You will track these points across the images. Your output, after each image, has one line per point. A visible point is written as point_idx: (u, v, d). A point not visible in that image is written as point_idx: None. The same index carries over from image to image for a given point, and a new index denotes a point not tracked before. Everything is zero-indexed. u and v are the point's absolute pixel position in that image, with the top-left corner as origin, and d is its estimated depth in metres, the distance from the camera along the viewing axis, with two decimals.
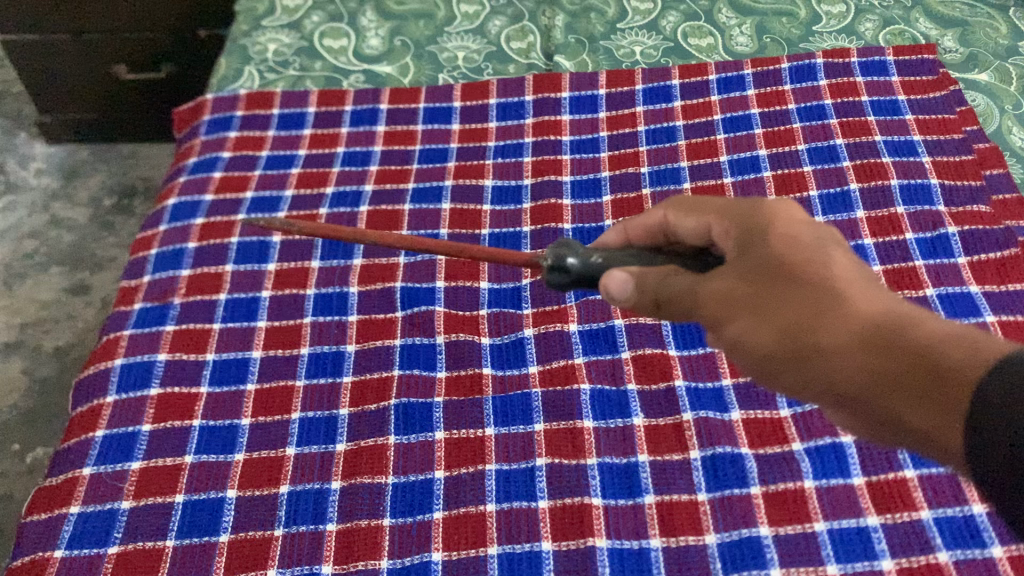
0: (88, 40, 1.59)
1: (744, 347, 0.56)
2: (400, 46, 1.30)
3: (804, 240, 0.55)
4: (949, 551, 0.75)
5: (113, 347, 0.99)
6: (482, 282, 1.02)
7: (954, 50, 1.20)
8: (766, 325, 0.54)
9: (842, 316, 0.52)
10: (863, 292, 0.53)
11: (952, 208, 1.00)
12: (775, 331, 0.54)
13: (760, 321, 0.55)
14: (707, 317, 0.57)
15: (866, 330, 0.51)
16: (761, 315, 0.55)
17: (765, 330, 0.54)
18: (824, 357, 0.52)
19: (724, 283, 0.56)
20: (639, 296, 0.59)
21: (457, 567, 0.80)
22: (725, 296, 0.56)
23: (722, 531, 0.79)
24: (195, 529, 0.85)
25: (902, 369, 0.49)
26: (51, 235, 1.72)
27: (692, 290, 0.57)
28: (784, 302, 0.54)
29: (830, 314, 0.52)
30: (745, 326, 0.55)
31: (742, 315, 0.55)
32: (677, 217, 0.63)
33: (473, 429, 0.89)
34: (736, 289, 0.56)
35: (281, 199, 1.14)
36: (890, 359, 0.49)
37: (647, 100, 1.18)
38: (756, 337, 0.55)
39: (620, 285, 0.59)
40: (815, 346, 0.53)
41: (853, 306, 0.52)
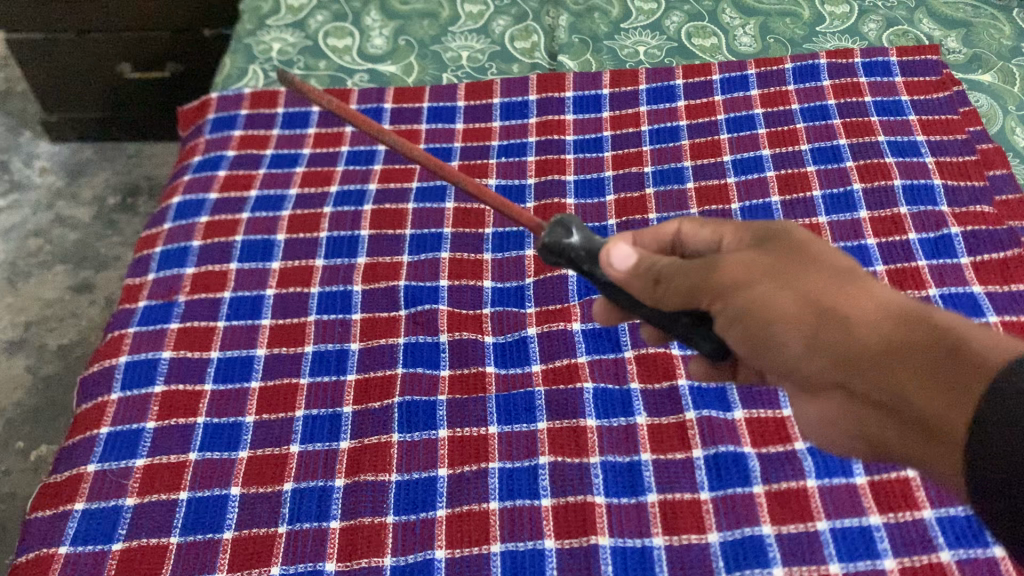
0: (94, 39, 1.60)
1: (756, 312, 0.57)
2: (404, 45, 1.30)
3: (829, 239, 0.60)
4: (951, 551, 0.75)
5: (117, 344, 1.00)
6: (485, 281, 1.03)
7: (957, 50, 1.20)
8: (787, 294, 0.57)
9: (862, 295, 0.56)
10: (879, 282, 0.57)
11: (956, 208, 1.00)
12: (797, 300, 0.57)
13: (783, 290, 0.57)
14: (726, 285, 0.58)
15: (886, 309, 0.55)
16: (785, 284, 0.57)
17: (788, 297, 0.57)
18: (844, 328, 0.56)
19: (748, 257, 0.59)
20: (640, 269, 0.60)
21: (461, 565, 0.80)
22: (751, 266, 0.58)
23: (725, 530, 0.79)
24: (200, 526, 0.85)
25: (917, 346, 0.53)
26: (55, 233, 1.73)
27: (710, 266, 0.58)
28: (809, 276, 0.58)
29: (853, 292, 0.56)
30: (769, 291, 0.57)
31: (766, 282, 0.57)
32: (690, 228, 0.67)
33: (476, 427, 0.89)
34: (760, 260, 0.59)
35: (286, 197, 1.14)
36: (908, 334, 0.53)
37: (651, 100, 1.18)
38: (776, 303, 0.57)
39: (622, 257, 0.60)
40: (834, 318, 0.56)
41: (873, 289, 0.56)
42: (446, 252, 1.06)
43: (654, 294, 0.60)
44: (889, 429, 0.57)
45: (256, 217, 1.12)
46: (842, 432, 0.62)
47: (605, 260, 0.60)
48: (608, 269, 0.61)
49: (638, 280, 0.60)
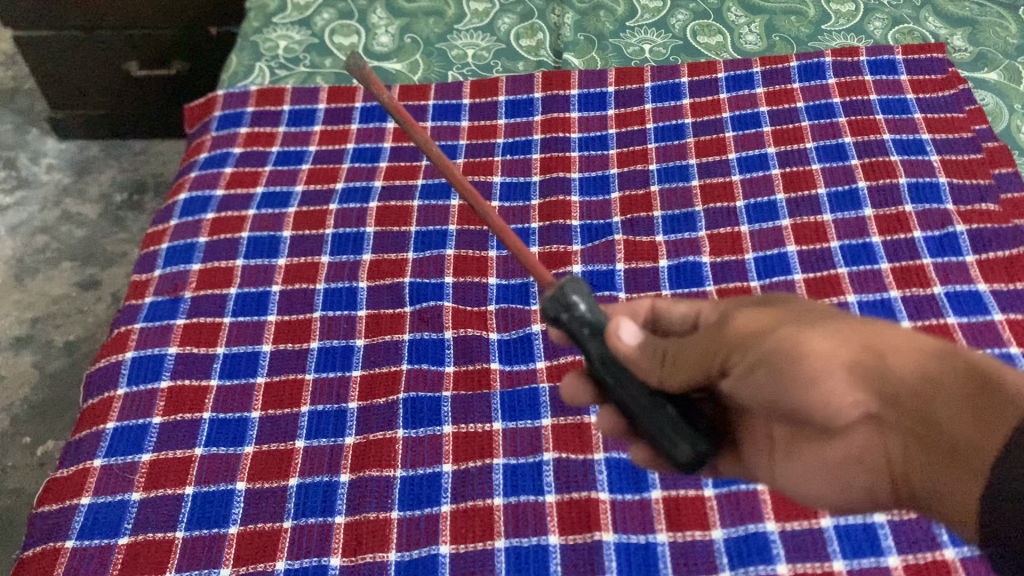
0: (100, 37, 1.61)
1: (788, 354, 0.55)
2: (410, 43, 1.30)
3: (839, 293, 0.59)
4: (955, 548, 0.75)
5: (124, 340, 1.00)
6: (490, 278, 1.03)
7: (963, 49, 1.20)
8: (813, 335, 0.55)
9: (890, 331, 0.54)
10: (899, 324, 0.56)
11: (961, 207, 1.00)
12: (823, 340, 0.55)
13: (808, 330, 0.55)
14: (743, 336, 0.57)
15: (916, 345, 0.53)
16: (809, 326, 0.56)
17: (815, 337, 0.55)
18: (879, 367, 0.53)
19: (759, 308, 0.58)
20: (648, 347, 0.58)
21: (466, 560, 0.80)
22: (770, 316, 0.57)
23: (729, 526, 0.79)
24: (205, 520, 0.85)
25: (953, 380, 0.51)
26: (61, 230, 1.73)
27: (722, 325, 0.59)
28: (829, 320, 0.56)
29: (881, 330, 0.55)
30: (793, 333, 0.55)
31: (786, 328, 0.56)
32: (666, 304, 0.68)
33: (481, 423, 0.89)
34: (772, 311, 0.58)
35: (292, 194, 1.14)
36: (943, 369, 0.52)
37: (657, 98, 1.18)
38: (805, 345, 0.55)
39: (631, 333, 0.58)
40: (864, 357, 0.54)
41: (898, 329, 0.55)
42: (451, 249, 1.06)
43: (661, 372, 0.58)
44: (915, 466, 0.55)
45: (262, 214, 1.12)
46: (852, 481, 0.59)
47: (612, 331, 0.58)
48: (613, 341, 0.58)
49: (645, 358, 0.58)
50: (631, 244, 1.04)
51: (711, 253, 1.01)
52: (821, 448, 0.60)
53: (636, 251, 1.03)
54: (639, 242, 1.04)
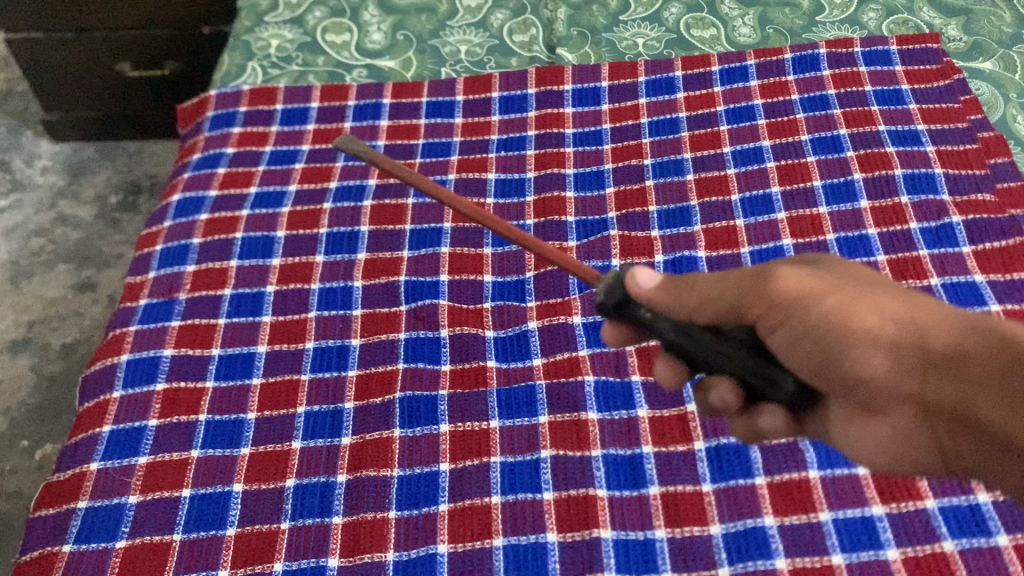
0: (92, 37, 1.60)
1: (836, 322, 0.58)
2: (403, 40, 1.30)
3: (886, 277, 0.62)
4: (954, 540, 0.75)
5: (119, 343, 1.00)
6: (486, 275, 1.03)
7: (958, 39, 1.20)
8: (857, 306, 0.59)
9: (933, 308, 0.58)
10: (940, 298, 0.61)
11: (957, 197, 0.99)
12: (867, 313, 0.58)
13: (855, 301, 0.59)
14: (787, 295, 0.59)
15: (953, 319, 0.57)
16: (857, 296, 0.59)
17: (857, 307, 0.58)
18: (918, 340, 0.57)
19: (810, 273, 0.61)
20: (669, 284, 0.61)
21: (464, 559, 0.80)
22: (811, 279, 0.60)
23: (728, 522, 0.79)
24: (202, 524, 0.85)
25: (986, 352, 0.54)
26: (57, 233, 1.73)
27: (764, 277, 0.60)
28: (872, 289, 0.59)
29: (920, 304, 0.58)
30: (838, 302, 0.59)
31: (833, 294, 0.59)
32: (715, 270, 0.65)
33: (478, 421, 0.89)
34: (820, 276, 0.60)
35: (285, 193, 1.14)
36: (977, 344, 0.55)
37: (650, 92, 1.18)
38: (851, 317, 0.58)
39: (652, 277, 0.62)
40: (906, 332, 0.57)
41: (940, 305, 0.58)
42: (446, 247, 1.06)
43: (690, 301, 0.61)
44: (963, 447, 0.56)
45: (256, 214, 1.12)
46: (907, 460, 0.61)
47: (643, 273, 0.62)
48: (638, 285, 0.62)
49: (669, 294, 0.61)
50: (627, 239, 1.03)
51: (706, 248, 1.00)
52: (875, 430, 0.62)
53: (632, 247, 1.02)
54: (634, 237, 1.03)
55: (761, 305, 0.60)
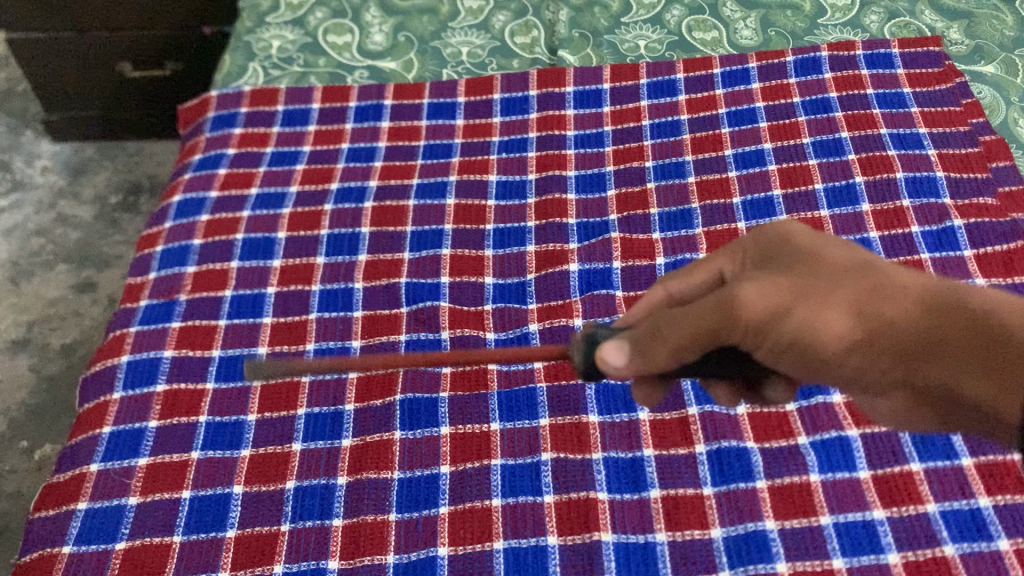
0: (93, 37, 1.60)
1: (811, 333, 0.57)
2: (404, 42, 1.30)
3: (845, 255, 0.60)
4: (955, 545, 0.75)
5: (119, 344, 1.00)
6: (487, 277, 1.03)
7: (960, 42, 1.20)
8: (827, 313, 0.57)
9: (899, 292, 0.57)
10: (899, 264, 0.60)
11: (959, 200, 0.99)
12: (839, 319, 0.57)
13: (824, 310, 0.57)
14: (758, 320, 0.56)
15: (919, 301, 0.57)
16: (824, 304, 0.57)
17: (827, 314, 0.57)
18: (892, 332, 0.57)
19: (773, 283, 0.58)
20: (636, 352, 0.59)
21: (464, 563, 0.80)
22: (778, 294, 0.57)
23: (729, 525, 0.79)
24: (202, 525, 0.85)
25: (959, 332, 0.55)
26: (57, 233, 1.73)
27: (731, 306, 0.56)
28: (838, 287, 0.58)
29: (886, 291, 0.57)
30: (808, 314, 0.57)
31: (801, 306, 0.57)
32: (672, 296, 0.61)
33: (478, 424, 0.89)
34: (783, 286, 0.58)
35: (286, 195, 1.14)
36: (947, 325, 0.56)
37: (651, 94, 1.18)
38: (824, 326, 0.57)
39: (616, 354, 0.60)
40: (880, 327, 0.57)
41: (904, 284, 0.58)
42: (447, 249, 1.05)
43: (664, 357, 0.58)
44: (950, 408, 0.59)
45: (256, 215, 1.12)
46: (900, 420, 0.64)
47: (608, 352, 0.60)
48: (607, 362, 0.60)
49: (641, 359, 0.59)
50: (628, 242, 1.03)
51: (708, 250, 1.00)
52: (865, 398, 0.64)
53: (633, 249, 1.02)
54: (635, 240, 1.03)
55: (738, 333, 0.57)
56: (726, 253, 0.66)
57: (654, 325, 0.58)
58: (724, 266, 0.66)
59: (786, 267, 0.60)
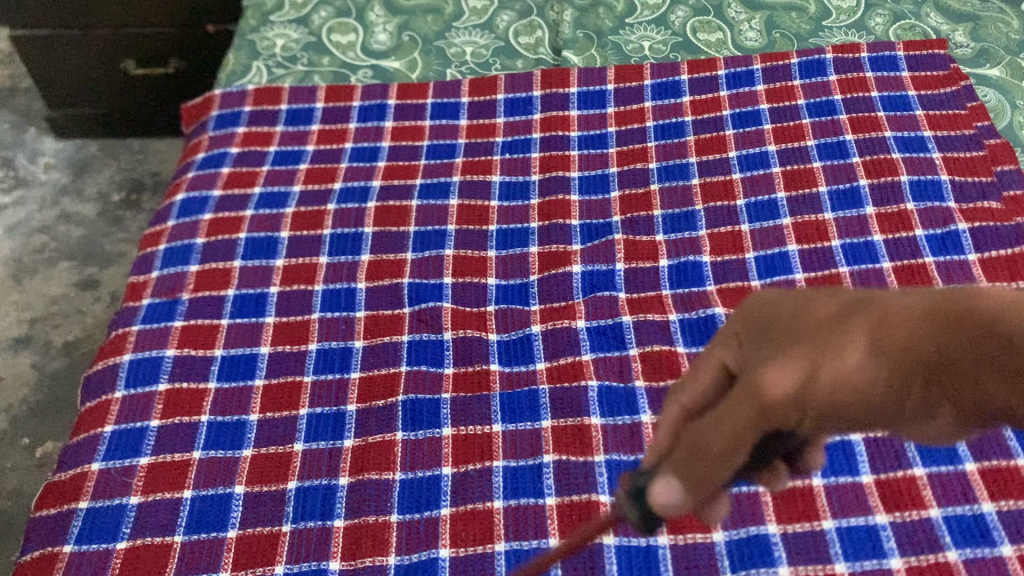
0: (97, 35, 1.60)
1: (845, 392, 0.48)
2: (408, 41, 1.29)
3: (834, 300, 0.53)
4: (958, 550, 0.74)
5: (122, 342, 1.00)
6: (490, 278, 1.02)
7: (965, 44, 1.19)
8: (853, 365, 0.48)
9: (905, 315, 0.50)
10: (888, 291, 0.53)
11: (963, 204, 0.99)
12: (865, 367, 0.49)
13: (848, 362, 0.49)
14: (792, 399, 0.47)
15: (925, 316, 0.50)
16: (845, 355, 0.49)
17: (854, 365, 0.49)
18: (915, 359, 0.49)
19: (787, 355, 0.49)
20: (684, 484, 0.50)
21: (465, 565, 0.80)
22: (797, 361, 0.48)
23: (731, 528, 0.79)
24: (203, 525, 0.85)
25: (971, 340, 0.49)
26: (60, 230, 1.73)
27: (759, 392, 0.47)
28: (851, 335, 0.50)
29: (891, 318, 0.50)
30: (837, 373, 0.48)
31: (824, 365, 0.48)
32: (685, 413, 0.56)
33: (481, 425, 0.89)
34: (797, 352, 0.49)
35: (289, 194, 1.14)
36: (957, 336, 0.50)
37: (656, 95, 1.18)
38: (855, 378, 0.48)
39: (666, 493, 0.51)
40: (903, 358, 0.49)
41: (904, 304, 0.51)
42: (450, 249, 1.05)
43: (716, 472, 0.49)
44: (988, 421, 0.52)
45: (260, 214, 1.12)
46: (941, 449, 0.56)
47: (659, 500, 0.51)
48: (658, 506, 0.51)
49: (693, 492, 0.50)
50: (631, 243, 1.03)
51: (712, 253, 1.00)
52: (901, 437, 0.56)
53: (636, 251, 1.02)
54: (639, 241, 1.03)
55: (777, 417, 0.47)
56: (718, 343, 0.57)
57: (687, 450, 0.49)
58: (721, 355, 0.56)
59: (786, 334, 0.52)
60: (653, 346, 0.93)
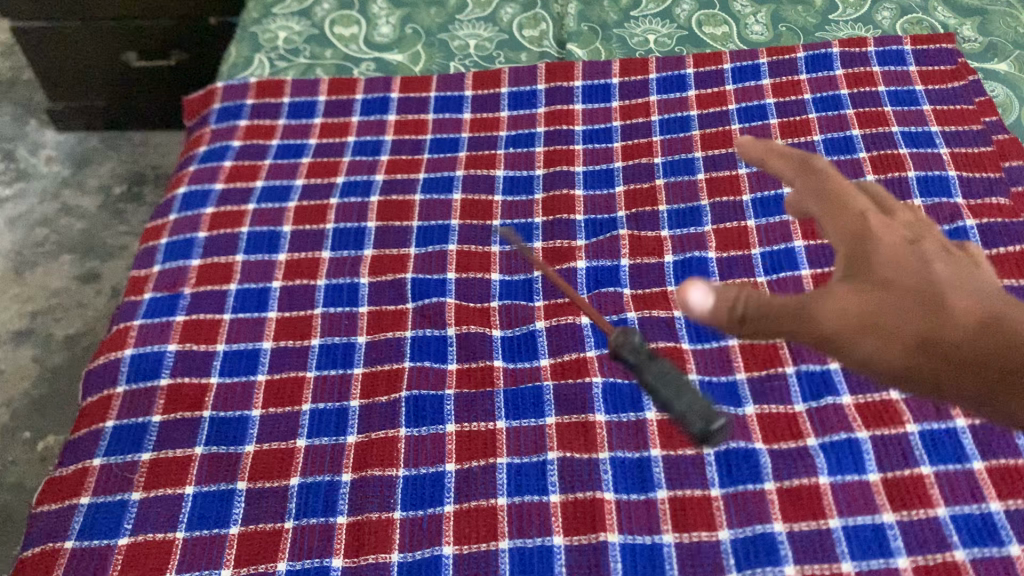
0: (98, 26, 1.59)
1: (874, 356, 0.54)
2: (411, 34, 1.29)
3: (912, 261, 0.56)
4: (966, 550, 0.74)
5: (123, 336, 0.99)
6: (493, 274, 1.02)
7: (973, 39, 1.18)
8: (894, 329, 0.53)
9: (955, 307, 0.53)
10: (968, 283, 0.55)
11: (971, 201, 0.98)
12: (905, 336, 0.53)
13: (891, 328, 0.53)
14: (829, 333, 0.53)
15: (971, 317, 0.53)
16: (892, 323, 0.53)
17: (891, 333, 0.53)
18: (946, 347, 0.53)
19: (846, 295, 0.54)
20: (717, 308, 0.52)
21: (468, 562, 0.79)
22: (847, 312, 0.53)
23: (736, 527, 0.78)
24: (205, 521, 0.84)
25: (997, 347, 0.53)
26: (61, 223, 1.72)
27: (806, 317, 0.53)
28: (904, 302, 0.54)
29: (945, 308, 0.53)
30: (876, 331, 0.53)
31: (869, 322, 0.53)
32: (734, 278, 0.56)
33: (484, 422, 0.88)
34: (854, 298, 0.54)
35: (291, 187, 1.13)
36: (984, 341, 0.53)
37: (661, 89, 1.17)
38: (889, 342, 0.53)
39: (703, 300, 0.52)
40: (937, 343, 0.53)
41: (960, 298, 0.54)
42: (453, 244, 1.05)
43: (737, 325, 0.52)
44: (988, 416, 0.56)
45: (262, 208, 1.11)
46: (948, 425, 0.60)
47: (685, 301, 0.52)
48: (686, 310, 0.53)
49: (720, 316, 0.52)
50: (636, 239, 1.02)
51: (717, 248, 0.99)
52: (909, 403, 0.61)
53: (641, 247, 1.01)
54: (643, 237, 1.02)
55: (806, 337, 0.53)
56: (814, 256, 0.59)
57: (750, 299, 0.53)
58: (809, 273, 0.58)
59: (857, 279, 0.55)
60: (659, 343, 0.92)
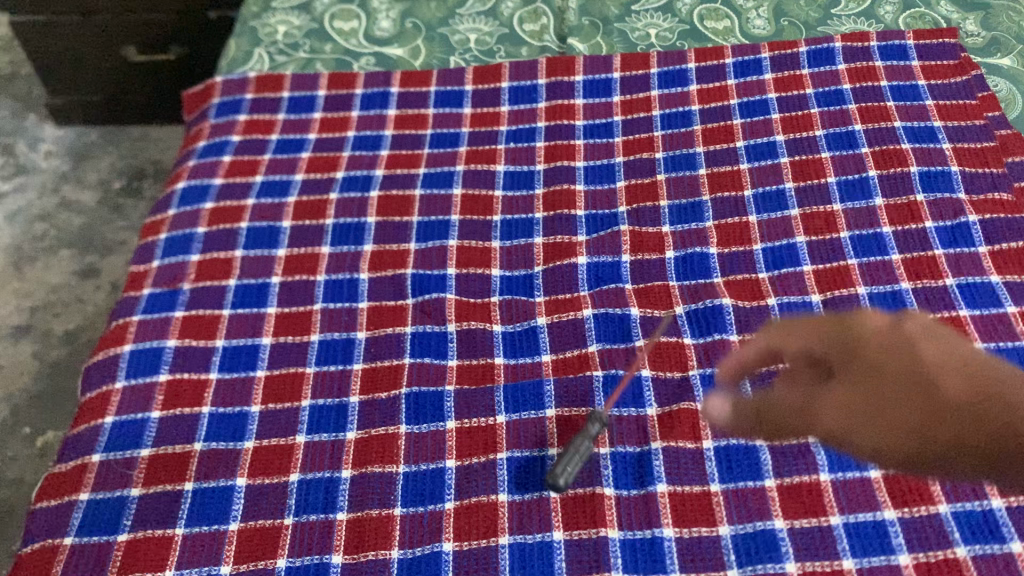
0: (99, 21, 1.59)
1: (887, 444, 0.81)
2: (411, 28, 1.28)
3: (909, 361, 0.86)
4: (967, 546, 0.74)
5: (122, 332, 0.99)
6: (494, 269, 1.01)
7: (976, 33, 1.17)
8: (898, 413, 0.82)
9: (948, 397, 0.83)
10: (948, 368, 0.85)
11: (974, 196, 0.97)
12: (904, 421, 0.82)
13: (893, 415, 0.82)
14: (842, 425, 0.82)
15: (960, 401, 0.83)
16: (891, 410, 0.82)
17: (895, 421, 0.82)
18: (943, 425, 0.81)
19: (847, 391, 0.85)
20: (737, 410, 0.85)
21: (469, 558, 0.79)
22: (852, 404, 0.84)
23: (737, 523, 0.78)
24: (204, 518, 0.84)
25: (979, 420, 0.81)
26: (60, 218, 1.72)
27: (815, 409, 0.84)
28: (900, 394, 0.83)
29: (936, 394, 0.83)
30: (878, 424, 0.82)
31: (876, 414, 0.82)
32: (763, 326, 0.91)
33: (484, 417, 0.88)
34: (856, 391, 0.85)
35: (291, 183, 1.13)
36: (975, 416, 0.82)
37: (663, 84, 1.16)
38: (894, 425, 0.82)
39: (719, 408, 0.86)
40: (929, 423, 0.82)
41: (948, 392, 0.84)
42: (454, 240, 1.04)
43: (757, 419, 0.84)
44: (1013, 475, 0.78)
45: (261, 203, 1.11)
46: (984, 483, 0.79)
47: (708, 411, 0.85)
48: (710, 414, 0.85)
49: (741, 416, 0.84)
50: (638, 235, 1.02)
51: (718, 244, 0.99)
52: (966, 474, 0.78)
53: (642, 243, 1.01)
54: (644, 233, 1.02)
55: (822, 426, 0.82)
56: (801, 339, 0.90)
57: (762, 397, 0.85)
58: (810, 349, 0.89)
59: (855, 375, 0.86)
60: (660, 338, 0.92)
